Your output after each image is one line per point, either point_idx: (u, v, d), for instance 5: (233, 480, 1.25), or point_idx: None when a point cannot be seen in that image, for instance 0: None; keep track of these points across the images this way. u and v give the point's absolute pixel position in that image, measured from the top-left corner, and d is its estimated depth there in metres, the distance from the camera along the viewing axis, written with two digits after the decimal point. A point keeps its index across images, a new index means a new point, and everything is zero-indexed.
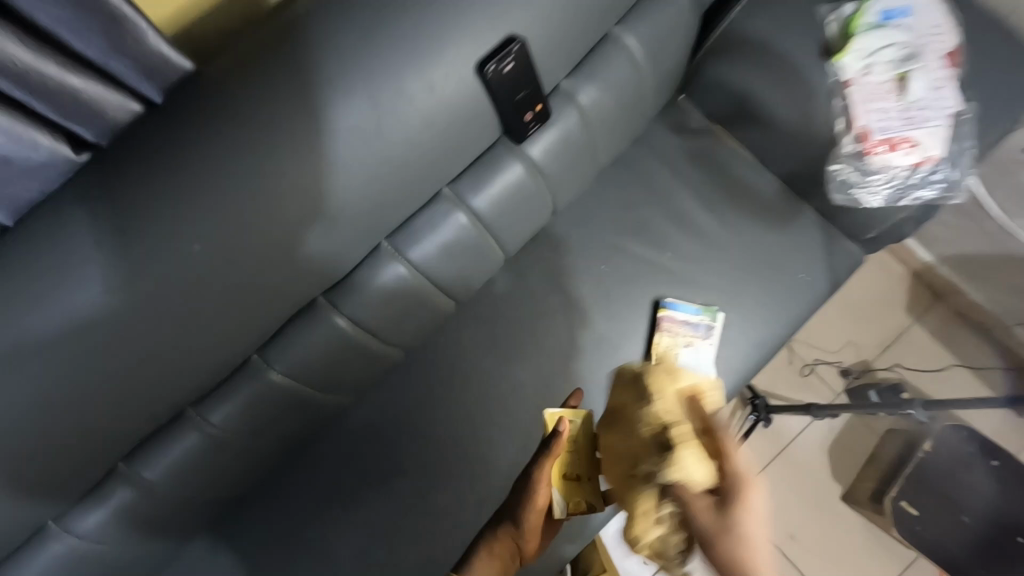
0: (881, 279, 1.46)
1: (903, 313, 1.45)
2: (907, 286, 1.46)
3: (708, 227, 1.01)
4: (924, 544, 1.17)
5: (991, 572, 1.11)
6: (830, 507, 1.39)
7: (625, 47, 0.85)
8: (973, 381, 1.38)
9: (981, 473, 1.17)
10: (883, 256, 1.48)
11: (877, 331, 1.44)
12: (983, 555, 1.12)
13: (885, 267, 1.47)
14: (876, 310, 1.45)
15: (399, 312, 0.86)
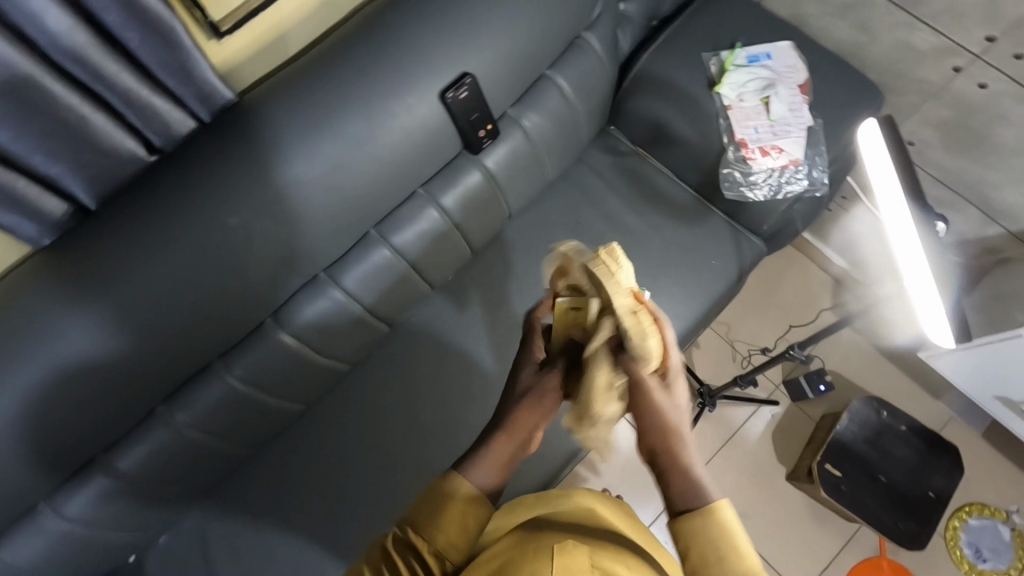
0: (806, 283, 1.68)
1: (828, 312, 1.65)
2: (829, 289, 1.67)
3: (635, 226, 1.26)
4: (846, 501, 1.36)
5: (897, 515, 1.35)
6: (775, 485, 1.55)
7: (556, 84, 1.13)
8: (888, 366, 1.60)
9: (886, 435, 1.39)
10: (807, 263, 1.70)
11: (805, 327, 1.64)
12: (889, 502, 1.36)
13: (809, 273, 1.69)
14: (804, 309, 1.66)
15: (384, 287, 1.09)
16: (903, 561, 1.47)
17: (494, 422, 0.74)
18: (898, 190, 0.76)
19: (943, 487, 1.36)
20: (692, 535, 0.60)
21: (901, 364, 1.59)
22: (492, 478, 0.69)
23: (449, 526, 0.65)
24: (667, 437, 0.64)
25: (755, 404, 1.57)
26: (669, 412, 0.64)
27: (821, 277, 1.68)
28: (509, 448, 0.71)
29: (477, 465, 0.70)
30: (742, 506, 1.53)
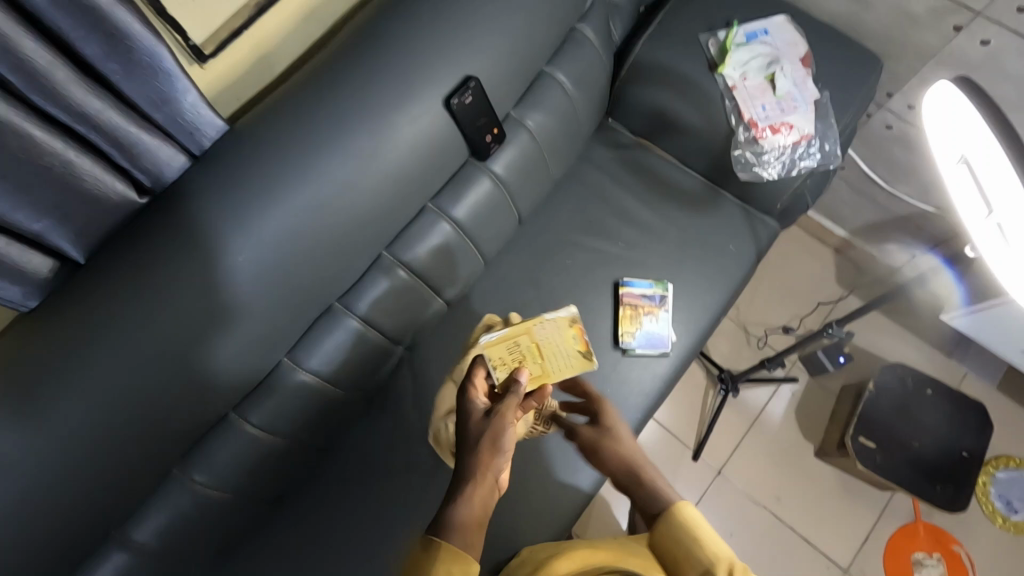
0: (810, 258, 1.68)
1: (835, 284, 1.64)
2: (832, 262, 1.67)
3: (647, 218, 1.22)
4: (883, 470, 1.36)
5: (934, 480, 1.35)
6: (807, 464, 1.54)
7: (556, 80, 1.09)
8: (899, 332, 1.60)
9: (915, 400, 1.40)
10: (808, 239, 1.70)
11: (815, 301, 1.64)
12: (924, 467, 1.36)
13: (811, 247, 1.68)
14: (810, 284, 1.65)
15: (402, 311, 1.02)
16: (938, 523, 1.47)
17: (475, 480, 0.72)
18: (990, 145, 0.61)
19: (974, 447, 1.36)
20: (671, 530, 0.77)
21: (911, 327, 1.60)
22: (468, 538, 0.68)
23: None
24: (631, 461, 0.88)
25: (777, 384, 1.56)
26: (625, 445, 0.90)
27: (824, 250, 1.68)
28: (486, 510, 0.72)
29: (461, 533, 0.68)
30: (776, 488, 1.52)
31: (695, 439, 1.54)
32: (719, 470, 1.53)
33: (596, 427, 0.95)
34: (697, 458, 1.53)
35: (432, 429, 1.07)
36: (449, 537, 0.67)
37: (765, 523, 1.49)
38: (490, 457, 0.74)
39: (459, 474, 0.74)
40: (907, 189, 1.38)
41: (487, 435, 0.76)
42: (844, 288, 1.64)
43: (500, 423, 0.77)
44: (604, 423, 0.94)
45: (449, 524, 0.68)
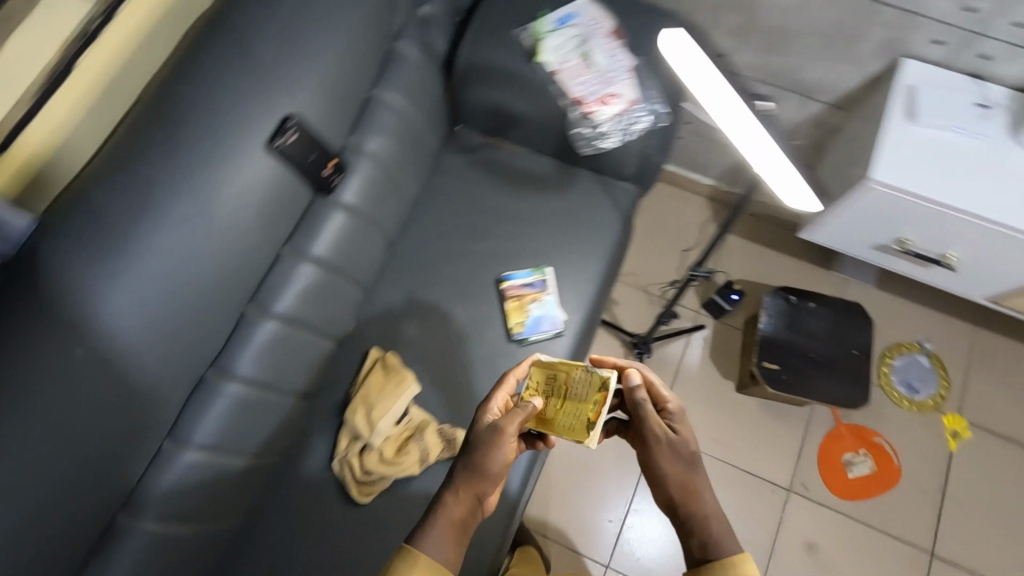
0: (686, 210, 1.78)
1: (714, 229, 1.76)
2: (707, 210, 1.78)
3: (514, 211, 1.25)
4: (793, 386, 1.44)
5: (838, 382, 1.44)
6: (732, 401, 1.62)
7: (387, 101, 1.10)
8: (779, 258, 1.73)
9: (803, 315, 1.49)
10: (680, 194, 1.80)
11: (701, 250, 1.74)
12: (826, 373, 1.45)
13: (685, 200, 1.78)
14: (693, 234, 1.75)
15: (284, 361, 1.00)
16: (856, 420, 1.59)
17: (456, 496, 0.80)
18: None
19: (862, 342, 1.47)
20: None
21: (788, 251, 1.73)
22: (445, 550, 0.75)
23: None
24: (693, 487, 0.83)
25: (685, 335, 1.63)
26: (697, 471, 0.84)
27: (698, 201, 1.78)
28: (466, 525, 0.79)
29: (439, 545, 0.74)
30: (710, 430, 1.59)
31: None
32: None
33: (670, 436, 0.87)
34: None
35: (336, 463, 1.04)
36: (428, 551, 0.73)
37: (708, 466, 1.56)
38: (477, 476, 0.81)
39: (447, 490, 0.81)
40: None
41: (479, 456, 0.82)
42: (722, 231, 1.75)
43: (500, 443, 0.82)
44: (678, 437, 0.86)
45: (430, 539, 0.75)
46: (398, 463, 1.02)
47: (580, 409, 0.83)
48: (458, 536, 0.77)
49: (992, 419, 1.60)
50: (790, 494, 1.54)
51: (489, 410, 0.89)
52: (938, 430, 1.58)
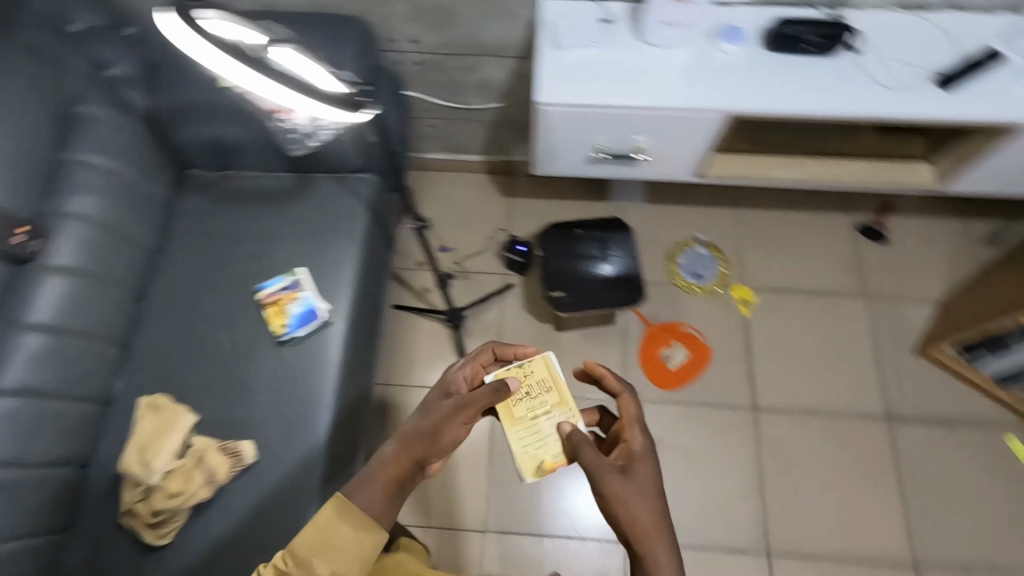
0: (471, 188, 1.94)
1: (499, 197, 1.93)
2: (488, 182, 1.95)
3: (262, 228, 1.30)
4: (580, 306, 1.53)
5: (617, 289, 1.55)
6: (555, 340, 1.74)
7: (83, 160, 1.13)
8: (560, 203, 1.92)
9: (574, 241, 1.59)
10: (462, 175, 1.96)
11: (491, 219, 1.90)
12: (606, 285, 1.55)
13: (467, 179, 1.95)
14: (480, 207, 1.92)
15: (27, 431, 1.00)
16: (663, 319, 1.76)
17: (404, 448, 0.89)
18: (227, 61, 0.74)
19: (629, 249, 1.58)
20: None
21: (565, 195, 1.93)
22: (377, 501, 0.84)
23: (328, 540, 0.79)
24: (637, 522, 0.87)
25: (495, 295, 1.75)
26: (649, 506, 0.88)
27: (478, 177, 1.95)
28: (406, 485, 0.88)
29: (372, 498, 0.84)
30: None
31: None
32: None
33: (630, 471, 0.91)
34: None
35: (124, 506, 1.05)
36: (362, 499, 0.83)
37: None
38: (427, 440, 0.89)
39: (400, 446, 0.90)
40: (474, 99, 1.64)
41: (436, 417, 0.91)
42: (506, 197, 1.93)
43: (445, 408, 0.92)
44: (642, 479, 0.91)
45: (366, 491, 0.84)
46: (178, 493, 1.03)
47: (526, 438, 1.09)
48: (398, 493, 0.86)
49: (771, 279, 1.82)
50: None
51: (456, 373, 1.05)
52: (730, 303, 1.78)
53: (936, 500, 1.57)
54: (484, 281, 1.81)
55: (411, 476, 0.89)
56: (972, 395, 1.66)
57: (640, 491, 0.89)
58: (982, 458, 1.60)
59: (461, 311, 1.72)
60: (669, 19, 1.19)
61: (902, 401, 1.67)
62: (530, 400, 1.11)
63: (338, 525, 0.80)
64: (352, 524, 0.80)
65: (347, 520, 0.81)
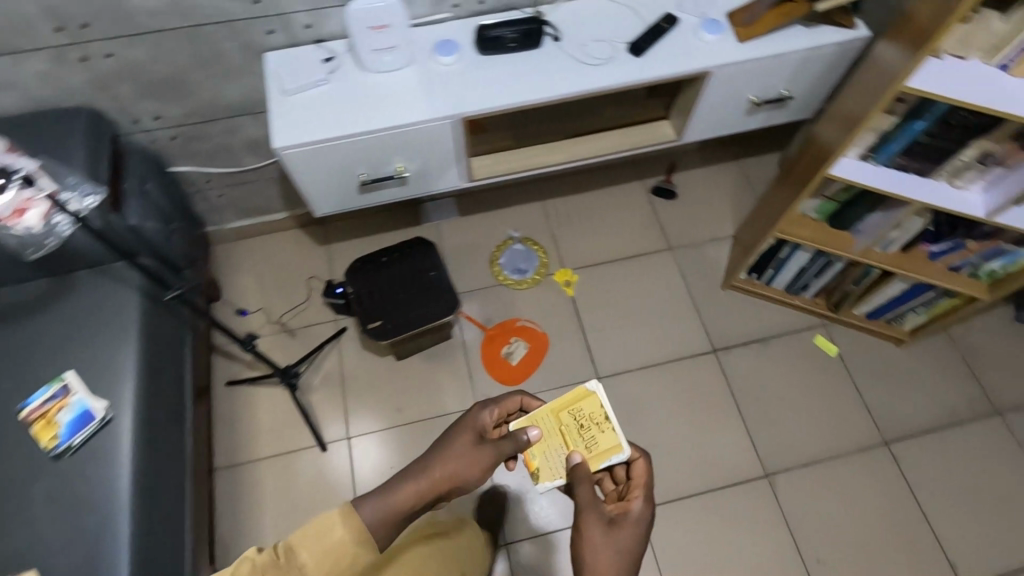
0: (287, 244, 1.94)
1: (317, 246, 1.94)
2: (303, 234, 1.95)
3: (18, 343, 1.22)
4: (400, 329, 1.54)
5: (432, 304, 1.58)
6: (398, 369, 1.76)
7: None
8: (378, 238, 1.96)
9: (380, 269, 1.62)
10: (275, 235, 1.95)
11: (312, 269, 1.90)
12: (420, 303, 1.58)
13: (281, 238, 1.95)
14: (300, 261, 1.91)
15: None
16: (497, 320, 1.83)
17: (436, 465, 0.85)
18: None
19: (435, 263, 1.64)
20: None
21: (382, 228, 1.97)
22: (384, 517, 0.77)
23: (316, 543, 0.70)
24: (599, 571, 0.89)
25: (327, 342, 1.74)
26: (618, 561, 0.91)
27: (292, 232, 1.96)
28: (421, 501, 0.82)
29: (382, 512, 0.77)
30: (393, 404, 1.71)
31: (312, 433, 1.66)
32: (347, 435, 1.67)
33: (613, 525, 0.94)
34: (326, 445, 1.66)
35: None
36: (366, 511, 0.76)
37: (403, 435, 1.68)
38: (455, 463, 0.87)
39: (425, 465, 0.85)
40: (249, 159, 1.64)
41: (468, 445, 0.91)
42: (324, 244, 1.94)
43: (488, 443, 0.94)
44: (619, 534, 0.93)
45: (380, 499, 0.78)
46: None
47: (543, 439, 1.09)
48: (406, 516, 0.79)
49: (587, 256, 1.94)
50: None
51: (481, 416, 1.00)
52: (555, 288, 1.88)
53: (771, 411, 1.71)
54: (316, 332, 1.80)
55: (432, 496, 0.84)
56: (777, 310, 1.84)
57: (608, 536, 0.92)
58: (798, 362, 1.77)
59: (293, 367, 1.69)
60: (375, 47, 1.25)
61: (722, 333, 1.82)
62: (581, 433, 1.09)
63: (334, 531, 0.71)
64: (344, 535, 0.71)
65: (351, 529, 0.72)
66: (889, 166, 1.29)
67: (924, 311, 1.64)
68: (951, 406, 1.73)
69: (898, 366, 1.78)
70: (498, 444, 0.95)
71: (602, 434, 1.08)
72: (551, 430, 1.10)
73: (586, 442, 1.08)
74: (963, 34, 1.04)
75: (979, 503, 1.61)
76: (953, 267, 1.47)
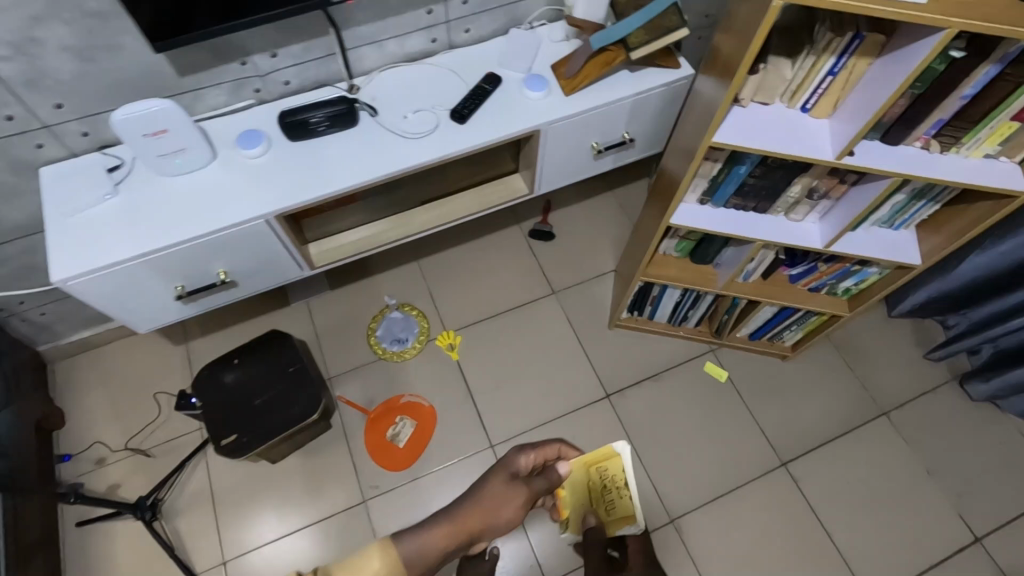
0: (140, 350, 1.76)
1: (175, 347, 1.77)
2: (158, 336, 1.78)
3: None
4: (257, 440, 1.40)
5: (292, 404, 1.45)
6: (275, 474, 1.61)
7: None
8: (243, 327, 1.80)
9: (231, 373, 1.47)
10: (126, 342, 1.77)
11: (171, 375, 1.73)
12: (278, 406, 1.44)
13: (133, 344, 1.77)
14: (157, 367, 1.74)
15: None
16: (380, 400, 1.70)
17: (466, 511, 0.93)
18: None
19: (294, 357, 1.50)
20: None
21: (247, 317, 1.82)
22: (419, 555, 0.81)
23: (360, 570, 0.75)
24: None
25: (189, 458, 1.56)
26: None
27: (144, 337, 1.78)
28: (456, 541, 0.88)
29: (419, 546, 0.82)
30: (274, 514, 1.57)
31: (181, 566, 1.48)
32: (223, 559, 1.51)
33: None
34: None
35: None
36: (404, 541, 0.82)
37: (286, 549, 1.53)
38: (487, 508, 0.94)
39: (456, 509, 0.92)
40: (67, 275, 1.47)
41: (503, 486, 0.98)
42: (182, 345, 1.77)
43: (533, 483, 1.03)
44: None
45: (415, 535, 0.83)
46: None
47: (575, 490, 1.24)
48: (439, 558, 0.83)
49: (469, 314, 1.85)
50: (367, 501, 1.59)
51: (522, 457, 1.05)
52: (440, 354, 1.78)
53: (669, 450, 1.68)
54: (178, 446, 1.63)
55: (463, 539, 0.89)
56: (665, 342, 1.82)
57: None
58: (692, 393, 1.75)
59: (151, 495, 1.51)
60: (162, 152, 1.12)
61: (614, 376, 1.77)
62: (604, 497, 1.23)
63: (369, 563, 0.76)
64: (375, 568, 0.75)
65: (387, 558, 0.77)
66: (726, 207, 1.27)
67: (798, 329, 1.63)
68: (842, 414, 1.74)
69: (788, 382, 1.78)
70: (529, 482, 1.02)
71: (621, 501, 1.22)
72: (580, 486, 1.24)
73: (607, 506, 1.23)
74: (757, 84, 1.01)
75: (877, 509, 1.63)
76: (812, 288, 1.47)
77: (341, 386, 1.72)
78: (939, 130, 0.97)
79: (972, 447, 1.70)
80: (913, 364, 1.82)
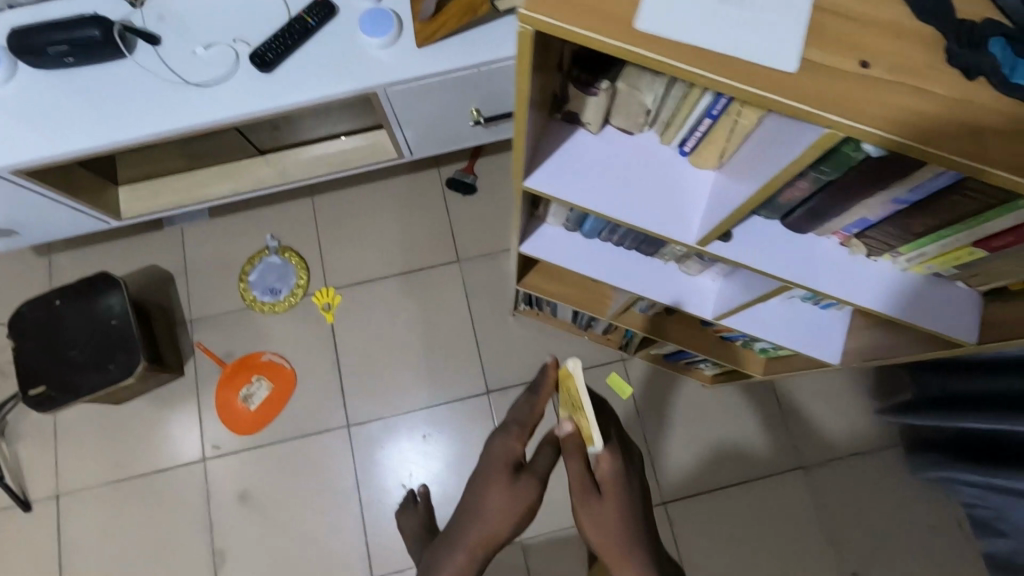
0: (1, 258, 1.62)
1: (37, 260, 1.62)
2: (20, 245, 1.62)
3: None
4: (64, 396, 1.29)
5: (107, 363, 1.30)
6: (120, 416, 1.52)
7: None
8: (108, 248, 1.62)
9: (52, 315, 1.33)
10: None
11: (30, 290, 1.60)
12: (91, 362, 1.30)
13: None
14: (17, 279, 1.61)
15: None
16: (239, 354, 1.56)
17: (473, 530, 0.77)
18: None
19: (121, 308, 1.33)
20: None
21: (115, 237, 1.63)
22: None
23: None
24: None
25: None
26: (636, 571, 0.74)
27: None
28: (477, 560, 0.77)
29: None
30: (113, 458, 1.50)
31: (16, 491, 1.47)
32: (57, 492, 1.48)
33: (598, 514, 0.76)
34: (32, 504, 1.47)
35: None
36: None
37: (122, 494, 1.48)
38: (493, 524, 0.76)
39: (461, 536, 0.77)
40: None
41: (506, 488, 0.77)
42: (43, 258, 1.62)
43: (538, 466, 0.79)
44: (628, 516, 0.76)
45: None
46: None
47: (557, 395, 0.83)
48: None
49: (357, 272, 1.62)
50: (207, 461, 1.50)
51: (507, 444, 0.79)
52: (313, 312, 1.59)
53: None
54: None
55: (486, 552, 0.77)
56: (569, 341, 1.57)
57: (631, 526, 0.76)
58: None
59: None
60: None
61: (501, 370, 1.56)
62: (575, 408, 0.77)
63: None
64: None
65: None
66: (602, 239, 0.94)
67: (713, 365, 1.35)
68: (751, 458, 1.51)
69: (698, 411, 1.54)
70: (534, 466, 0.79)
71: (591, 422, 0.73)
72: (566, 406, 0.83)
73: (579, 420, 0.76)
74: (605, 109, 0.65)
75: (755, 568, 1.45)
76: (724, 336, 1.16)
77: (201, 331, 1.57)
78: (864, 231, 0.63)
79: (891, 522, 1.47)
80: (854, 415, 1.53)
